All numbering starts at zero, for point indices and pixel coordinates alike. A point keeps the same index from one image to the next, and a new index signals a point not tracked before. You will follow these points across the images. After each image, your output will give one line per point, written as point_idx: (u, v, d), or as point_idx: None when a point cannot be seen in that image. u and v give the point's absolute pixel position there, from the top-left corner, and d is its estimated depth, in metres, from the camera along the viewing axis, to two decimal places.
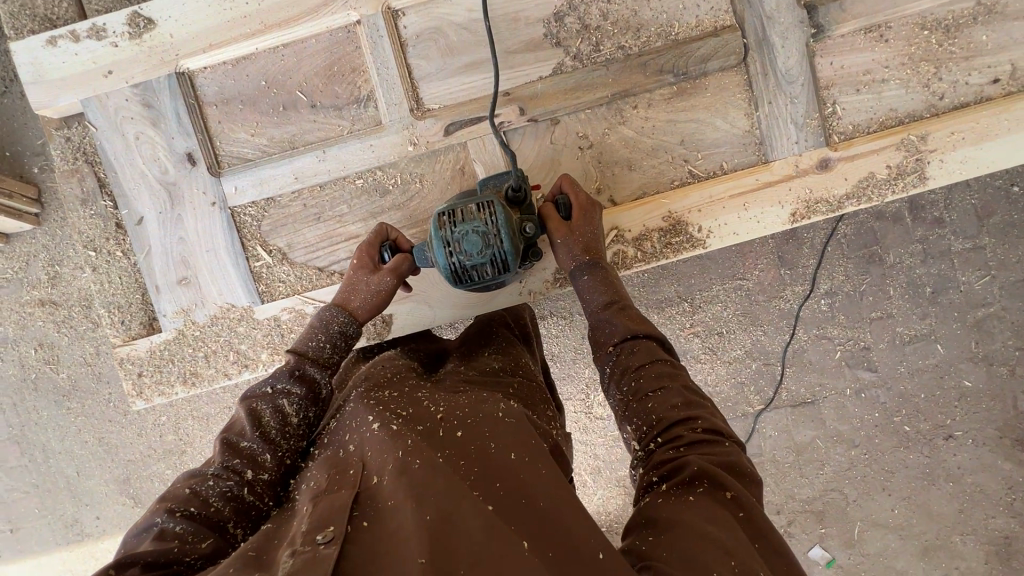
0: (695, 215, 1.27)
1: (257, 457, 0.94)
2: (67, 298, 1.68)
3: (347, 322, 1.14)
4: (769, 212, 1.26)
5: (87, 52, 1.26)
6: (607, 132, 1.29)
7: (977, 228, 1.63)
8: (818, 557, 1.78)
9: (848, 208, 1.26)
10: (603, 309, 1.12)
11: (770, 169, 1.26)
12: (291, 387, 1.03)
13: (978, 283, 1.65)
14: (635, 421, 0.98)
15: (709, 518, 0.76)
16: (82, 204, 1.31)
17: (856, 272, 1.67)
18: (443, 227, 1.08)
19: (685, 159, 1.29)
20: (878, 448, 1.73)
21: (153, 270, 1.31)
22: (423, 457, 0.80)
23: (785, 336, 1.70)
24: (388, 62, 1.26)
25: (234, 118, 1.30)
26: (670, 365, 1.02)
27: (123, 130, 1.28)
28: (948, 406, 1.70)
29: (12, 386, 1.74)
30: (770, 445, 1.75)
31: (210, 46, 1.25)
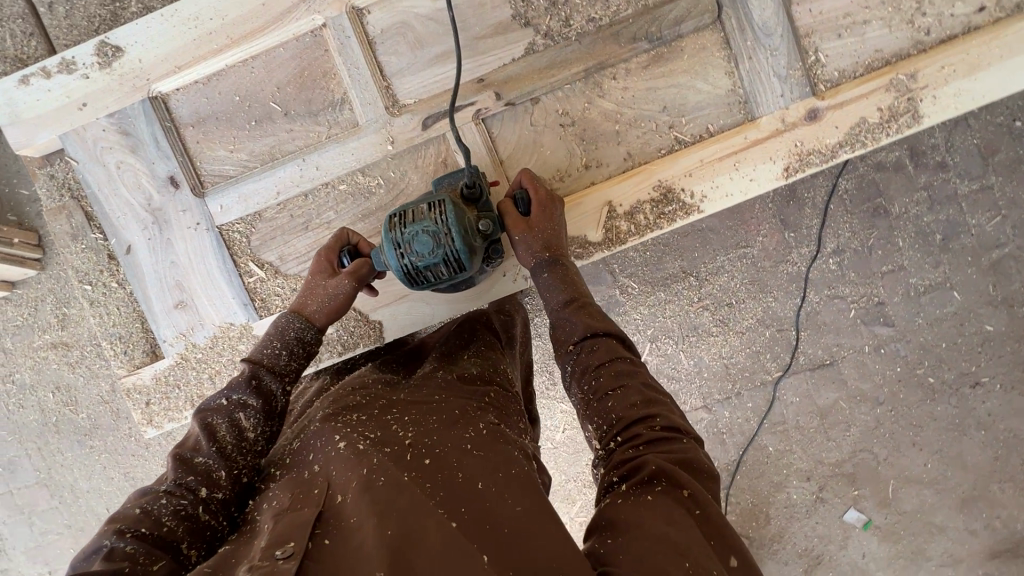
0: (686, 181, 1.24)
1: (213, 473, 0.93)
2: (78, 339, 1.70)
3: (304, 328, 1.14)
4: (762, 168, 1.23)
5: (59, 87, 1.27)
6: (587, 108, 1.27)
7: (982, 168, 1.59)
8: (854, 520, 1.75)
9: (843, 156, 1.23)
10: (564, 307, 1.12)
11: (757, 126, 1.23)
12: (247, 400, 1.04)
13: (989, 224, 1.61)
14: (596, 421, 0.99)
15: (664, 518, 0.77)
16: (71, 240, 1.35)
17: (861, 227, 1.64)
18: (394, 228, 1.09)
19: (670, 126, 1.27)
20: (904, 403, 1.69)
21: (149, 296, 1.31)
22: (387, 478, 0.80)
23: (796, 300, 1.67)
24: (359, 62, 1.25)
25: (211, 136, 1.30)
26: (630, 363, 1.03)
27: (104, 160, 1.29)
28: (971, 353, 1.66)
29: (34, 431, 1.77)
30: (792, 412, 1.72)
31: (178, 67, 1.26)
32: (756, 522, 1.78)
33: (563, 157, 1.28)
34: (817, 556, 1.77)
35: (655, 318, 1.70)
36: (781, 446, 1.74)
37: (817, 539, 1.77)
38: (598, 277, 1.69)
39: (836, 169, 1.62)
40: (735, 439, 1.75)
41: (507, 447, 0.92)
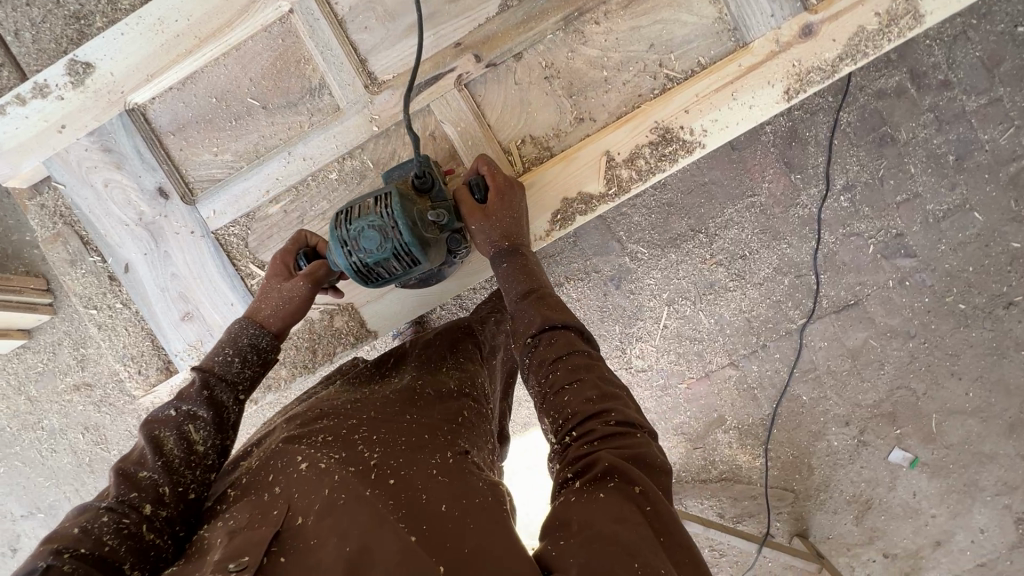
0: (684, 119, 1.21)
1: (161, 489, 0.88)
2: (100, 378, 1.71)
3: (257, 334, 1.13)
4: (762, 93, 1.19)
5: (36, 112, 1.24)
6: (571, 59, 1.24)
7: (989, 80, 1.52)
8: (900, 460, 1.71)
9: (845, 69, 1.19)
10: (522, 299, 1.10)
11: (750, 52, 1.19)
12: (197, 411, 0.98)
13: (1002, 138, 1.55)
14: (551, 415, 0.94)
15: (614, 516, 0.73)
16: (70, 266, 1.36)
17: (870, 158, 1.59)
18: (339, 226, 1.10)
19: (659, 64, 1.23)
20: (937, 334, 1.64)
21: (155, 312, 1.31)
22: (349, 497, 0.82)
23: (811, 244, 1.63)
24: (332, 45, 1.23)
25: (194, 141, 1.28)
26: (587, 356, 0.98)
27: (91, 181, 1.28)
28: (1001, 273, 1.60)
29: (72, 472, 1.80)
30: (822, 357, 1.68)
31: (150, 76, 1.24)
32: (799, 474, 1.75)
33: (552, 114, 1.26)
34: (866, 500, 1.74)
35: (669, 280, 1.67)
36: (815, 394, 1.70)
37: (864, 483, 1.73)
38: (606, 247, 1.66)
39: (837, 104, 1.56)
40: (767, 393, 1.72)
41: (476, 477, 0.91)
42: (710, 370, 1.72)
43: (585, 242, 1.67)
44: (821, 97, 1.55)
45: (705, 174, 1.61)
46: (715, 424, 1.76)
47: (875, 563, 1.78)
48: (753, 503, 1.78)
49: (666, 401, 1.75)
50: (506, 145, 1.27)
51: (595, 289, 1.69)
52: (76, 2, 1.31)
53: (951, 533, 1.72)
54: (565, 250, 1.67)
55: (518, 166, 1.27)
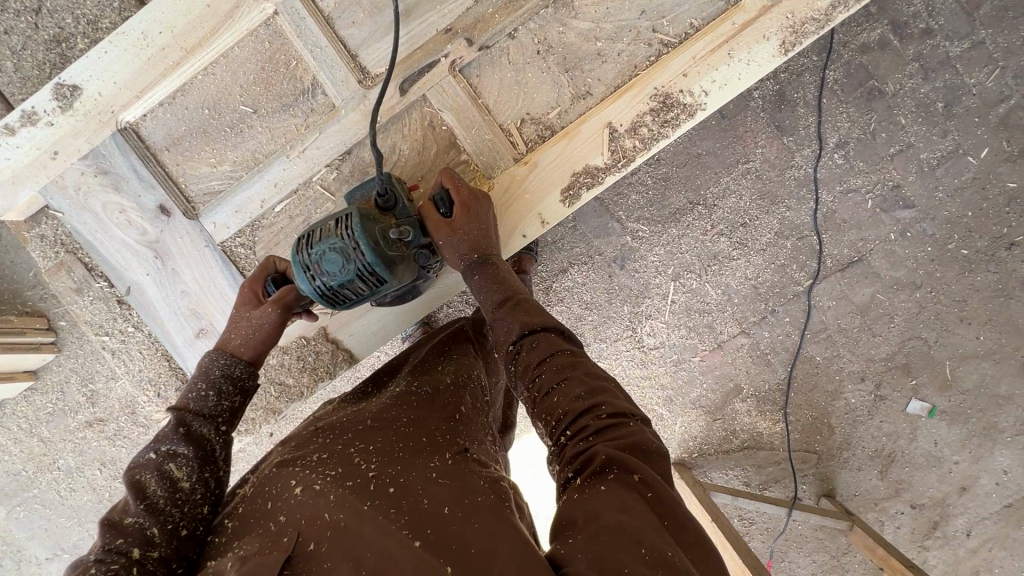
0: (682, 82, 1.20)
1: (147, 531, 0.86)
2: (111, 411, 1.70)
3: (230, 363, 1.11)
4: (758, 48, 1.18)
5: (27, 140, 1.19)
6: (563, 34, 1.23)
7: (970, 24, 1.53)
8: (918, 410, 1.72)
9: (839, 15, 1.17)
10: (498, 308, 1.07)
11: (742, 9, 1.18)
12: (178, 449, 0.97)
13: (989, 80, 1.55)
14: (543, 417, 0.92)
15: (617, 507, 0.73)
16: (77, 293, 1.35)
17: (860, 113, 1.59)
18: (302, 250, 1.09)
19: (652, 30, 1.22)
20: (943, 281, 1.65)
21: (169, 331, 1.32)
22: (348, 514, 0.83)
23: (810, 205, 1.63)
24: (321, 43, 1.21)
25: (191, 155, 1.27)
26: (570, 353, 0.96)
27: (89, 205, 1.26)
28: (1000, 215, 1.60)
29: (95, 507, 1.80)
30: (832, 316, 1.69)
31: (139, 92, 1.21)
32: (820, 435, 1.76)
33: (549, 92, 1.25)
34: (889, 453, 1.75)
35: (673, 255, 1.67)
36: (828, 353, 1.71)
37: (885, 437, 1.74)
38: (607, 228, 1.66)
39: (821, 62, 1.57)
40: (781, 357, 1.72)
41: (475, 475, 0.94)
42: (722, 341, 1.72)
43: (584, 225, 1.67)
44: (805, 57, 1.56)
45: (698, 146, 1.61)
46: (732, 393, 1.76)
47: (903, 515, 1.79)
48: (778, 468, 1.79)
49: (681, 376, 1.75)
50: (506, 127, 1.26)
51: (600, 271, 1.69)
52: (56, 24, 1.29)
53: (976, 477, 1.73)
54: (566, 234, 1.67)
55: (522, 147, 1.27)
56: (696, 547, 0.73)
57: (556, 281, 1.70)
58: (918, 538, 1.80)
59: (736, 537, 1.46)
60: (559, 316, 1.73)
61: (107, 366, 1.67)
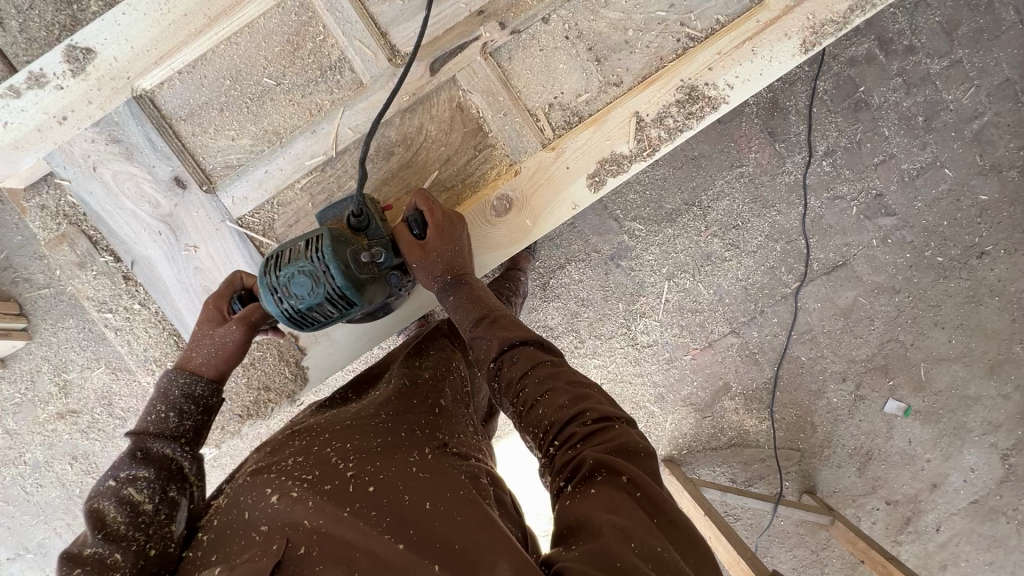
0: (708, 76, 1.22)
1: (107, 558, 0.82)
2: (85, 403, 1.62)
3: (189, 382, 1.07)
4: (780, 47, 1.21)
5: (32, 103, 1.14)
6: (593, 22, 1.24)
7: (949, 44, 1.61)
8: (894, 410, 1.79)
9: (857, 19, 1.20)
10: (475, 327, 1.06)
11: (767, 7, 1.20)
12: (137, 472, 0.94)
13: (965, 97, 1.63)
14: (531, 431, 0.91)
15: (607, 507, 0.74)
16: (79, 269, 1.29)
17: (847, 123, 1.66)
18: (270, 271, 1.07)
19: (681, 24, 1.23)
20: (920, 286, 1.73)
21: (180, 308, 1.27)
22: (329, 521, 0.80)
23: (799, 209, 1.69)
24: (352, 17, 1.19)
25: (209, 127, 1.23)
26: (551, 365, 0.96)
27: (99, 175, 1.21)
28: (972, 225, 1.69)
29: (60, 506, 1.71)
30: (817, 318, 1.75)
31: (158, 58, 1.17)
32: (804, 433, 1.81)
33: (578, 79, 1.26)
34: (867, 452, 1.82)
35: (668, 255, 1.70)
36: (812, 354, 1.77)
37: (864, 435, 1.81)
38: (604, 226, 1.69)
39: (813, 73, 1.63)
40: (768, 356, 1.77)
41: (456, 469, 0.93)
42: (713, 340, 1.76)
43: (582, 223, 1.69)
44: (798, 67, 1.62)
45: (694, 149, 1.65)
46: (721, 392, 1.80)
47: (879, 511, 1.86)
48: (763, 466, 1.84)
49: (672, 374, 1.78)
50: (533, 112, 1.26)
51: (596, 269, 1.71)
52: None
53: (945, 474, 1.82)
54: (564, 231, 1.69)
55: (549, 132, 1.26)
56: (686, 540, 0.74)
57: (554, 277, 1.72)
58: (892, 533, 1.88)
59: (728, 529, 1.49)
60: (555, 313, 1.74)
61: (83, 355, 1.59)
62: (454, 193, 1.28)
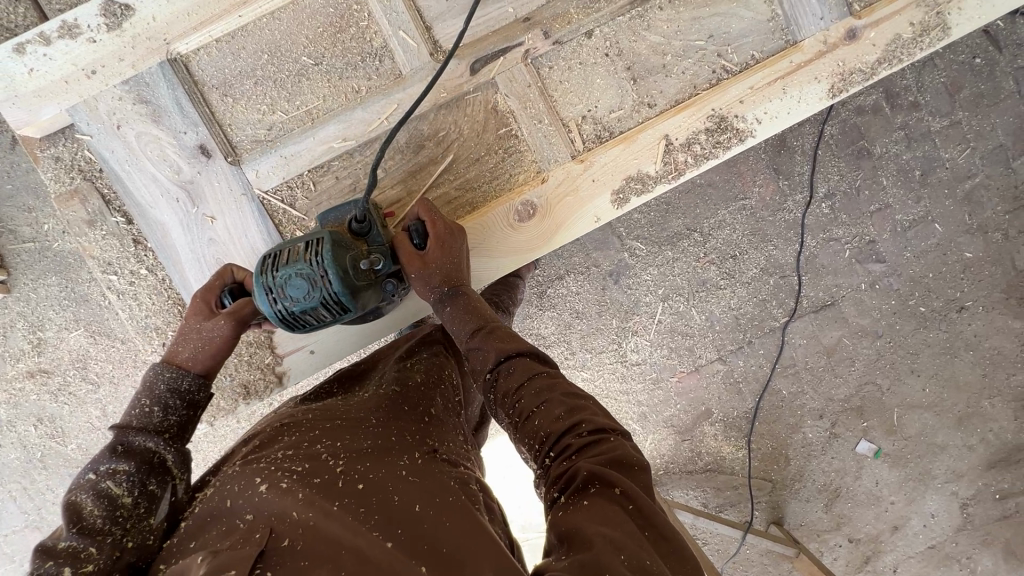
0: (738, 108, 1.25)
1: (80, 552, 0.79)
2: (58, 364, 1.56)
3: (176, 376, 1.03)
4: (809, 89, 1.24)
5: (63, 54, 1.15)
6: (634, 43, 1.26)
7: (950, 104, 1.68)
8: (865, 450, 1.84)
9: (883, 72, 1.25)
10: (472, 337, 1.05)
11: (800, 50, 1.24)
12: (117, 465, 0.91)
13: (961, 157, 1.70)
14: (527, 442, 0.91)
15: (599, 518, 0.74)
16: (88, 227, 1.25)
17: (849, 169, 1.71)
18: (265, 272, 1.03)
19: (717, 55, 1.26)
20: (901, 333, 1.78)
21: (188, 278, 1.23)
22: (318, 514, 0.79)
23: (795, 246, 1.73)
24: (398, 8, 1.20)
25: (239, 99, 1.22)
26: (547, 376, 0.96)
27: (123, 134, 1.19)
28: (955, 280, 1.75)
29: (18, 469, 1.64)
30: (801, 353, 1.79)
31: (198, 23, 1.17)
32: (777, 465, 1.85)
33: (613, 96, 1.27)
34: (835, 489, 1.86)
35: (665, 277, 1.73)
36: (793, 389, 1.81)
37: (834, 472, 1.85)
38: (606, 242, 1.71)
39: (822, 117, 1.68)
40: (751, 387, 1.80)
41: (446, 475, 0.92)
42: (700, 365, 1.79)
43: (585, 236, 1.71)
44: None
45: (701, 177, 1.69)
46: (703, 417, 1.83)
47: (841, 547, 1.90)
48: (735, 493, 1.87)
49: (657, 395, 1.81)
50: (566, 122, 1.27)
51: (594, 283, 1.73)
52: None
53: (907, 518, 1.87)
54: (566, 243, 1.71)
55: (579, 144, 1.28)
56: (675, 556, 0.74)
57: (551, 287, 1.73)
58: (850, 570, 1.92)
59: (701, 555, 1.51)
60: (549, 322, 1.75)
61: (63, 315, 1.54)
62: (476, 194, 1.28)
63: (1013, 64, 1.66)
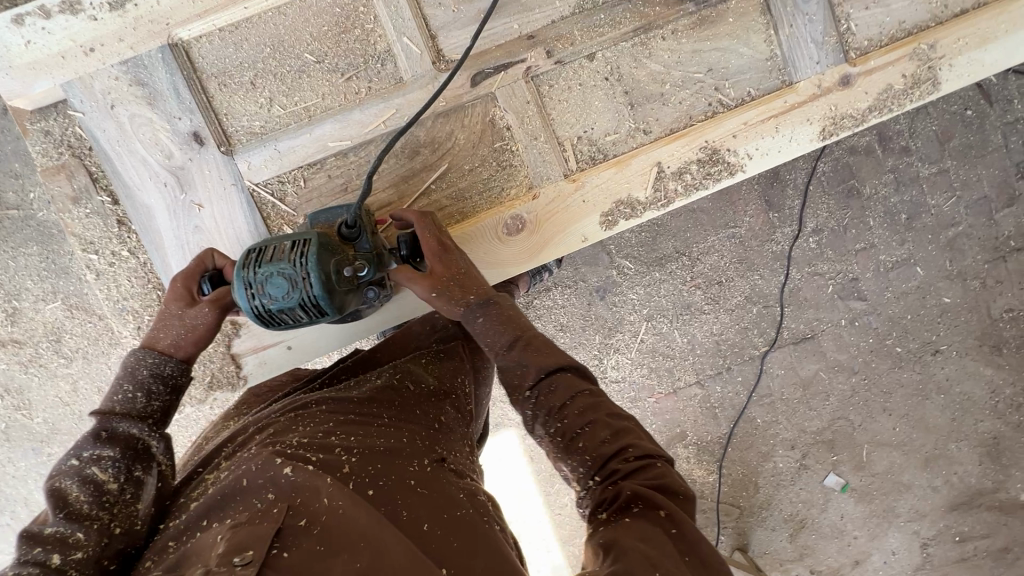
0: (731, 142, 1.27)
1: (68, 538, 0.81)
2: (31, 335, 1.53)
3: (158, 362, 1.01)
4: (800, 129, 1.27)
5: (61, 28, 1.14)
6: (634, 69, 1.28)
7: (939, 152, 1.72)
8: (833, 484, 1.86)
9: (873, 120, 1.28)
10: (509, 349, 1.01)
11: (795, 91, 1.27)
12: (101, 451, 0.90)
13: (946, 204, 1.74)
14: (572, 462, 0.91)
15: (639, 535, 0.76)
16: (73, 204, 1.23)
17: (838, 207, 1.74)
18: (247, 267, 1.02)
19: (715, 89, 1.29)
20: (877, 371, 1.82)
21: (170, 264, 1.22)
22: (348, 503, 0.80)
23: (780, 277, 1.76)
24: (404, 14, 1.21)
25: (236, 91, 1.22)
26: (591, 394, 0.94)
27: (117, 114, 1.18)
28: (932, 323, 1.79)
29: None
30: (778, 384, 1.81)
31: (203, 11, 1.17)
32: (746, 492, 1.86)
33: (609, 119, 1.29)
34: (801, 520, 1.87)
35: (650, 297, 1.74)
36: (768, 418, 1.83)
37: (801, 503, 1.87)
38: (596, 258, 1.72)
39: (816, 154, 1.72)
40: (726, 413, 1.82)
41: (454, 488, 0.92)
42: (678, 387, 1.80)
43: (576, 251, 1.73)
44: None
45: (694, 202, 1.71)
46: (677, 438, 1.84)
47: None
48: (702, 517, 1.88)
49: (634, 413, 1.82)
50: (562, 141, 1.29)
51: (581, 297, 1.74)
52: None
53: (868, 553, 1.89)
54: None
55: (573, 164, 1.29)
56: None
57: (538, 298, 1.74)
58: None
59: None
60: None
61: (40, 286, 1.51)
62: (468, 204, 1.28)
63: (1002, 119, 1.71)
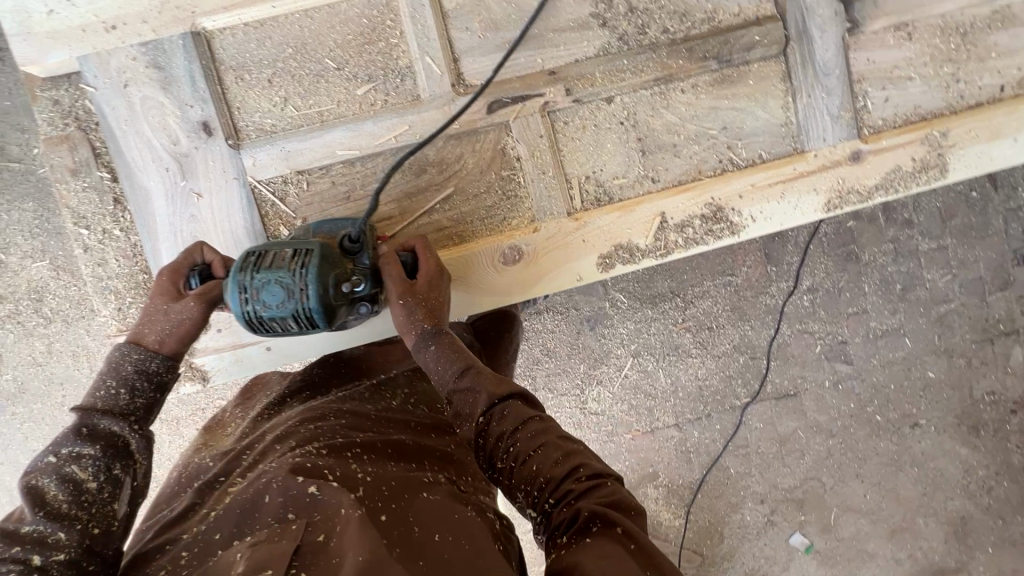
0: (736, 202, 1.28)
1: (47, 538, 0.79)
2: (14, 290, 1.51)
3: (144, 357, 1.00)
4: (806, 197, 1.28)
5: (87, 3, 1.15)
6: (650, 117, 1.29)
7: (941, 229, 1.74)
8: (798, 544, 1.84)
9: (879, 198, 1.29)
10: (459, 378, 1.04)
11: (804, 159, 1.28)
12: (82, 449, 0.89)
13: (942, 281, 1.76)
14: (524, 488, 0.90)
15: (598, 555, 0.74)
16: (70, 175, 1.21)
17: (836, 270, 1.76)
18: (244, 270, 1.01)
19: (727, 146, 1.30)
20: (854, 437, 1.82)
21: (160, 249, 1.21)
22: (359, 513, 0.77)
23: (771, 331, 1.76)
24: (430, 34, 1.22)
25: (252, 86, 1.21)
26: (540, 420, 0.96)
27: (129, 95, 1.18)
28: (914, 396, 1.80)
29: None
30: (755, 437, 1.81)
31: (231, 5, 1.18)
32: (710, 540, 1.84)
33: (619, 163, 1.30)
34: None
35: (639, 333, 1.74)
36: (741, 469, 1.82)
37: (763, 559, 1.84)
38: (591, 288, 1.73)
39: None
40: (700, 459, 1.81)
41: (467, 504, 0.91)
42: (656, 427, 1.80)
43: None
44: None
45: None
46: (648, 478, 1.82)
47: None
48: None
49: (608, 447, 1.80)
50: (569, 177, 1.29)
51: (571, 325, 1.74)
52: None
53: None
54: None
55: (577, 203, 1.29)
56: None
57: (528, 320, 1.73)
58: None
59: None
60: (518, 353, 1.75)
61: (30, 243, 1.49)
62: (470, 228, 1.28)
63: (1005, 205, 1.73)
